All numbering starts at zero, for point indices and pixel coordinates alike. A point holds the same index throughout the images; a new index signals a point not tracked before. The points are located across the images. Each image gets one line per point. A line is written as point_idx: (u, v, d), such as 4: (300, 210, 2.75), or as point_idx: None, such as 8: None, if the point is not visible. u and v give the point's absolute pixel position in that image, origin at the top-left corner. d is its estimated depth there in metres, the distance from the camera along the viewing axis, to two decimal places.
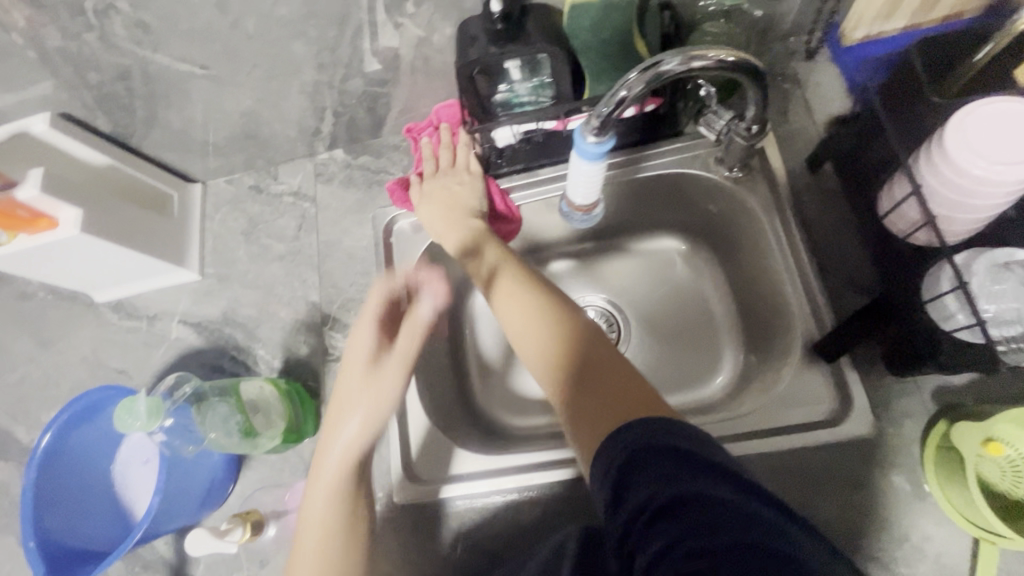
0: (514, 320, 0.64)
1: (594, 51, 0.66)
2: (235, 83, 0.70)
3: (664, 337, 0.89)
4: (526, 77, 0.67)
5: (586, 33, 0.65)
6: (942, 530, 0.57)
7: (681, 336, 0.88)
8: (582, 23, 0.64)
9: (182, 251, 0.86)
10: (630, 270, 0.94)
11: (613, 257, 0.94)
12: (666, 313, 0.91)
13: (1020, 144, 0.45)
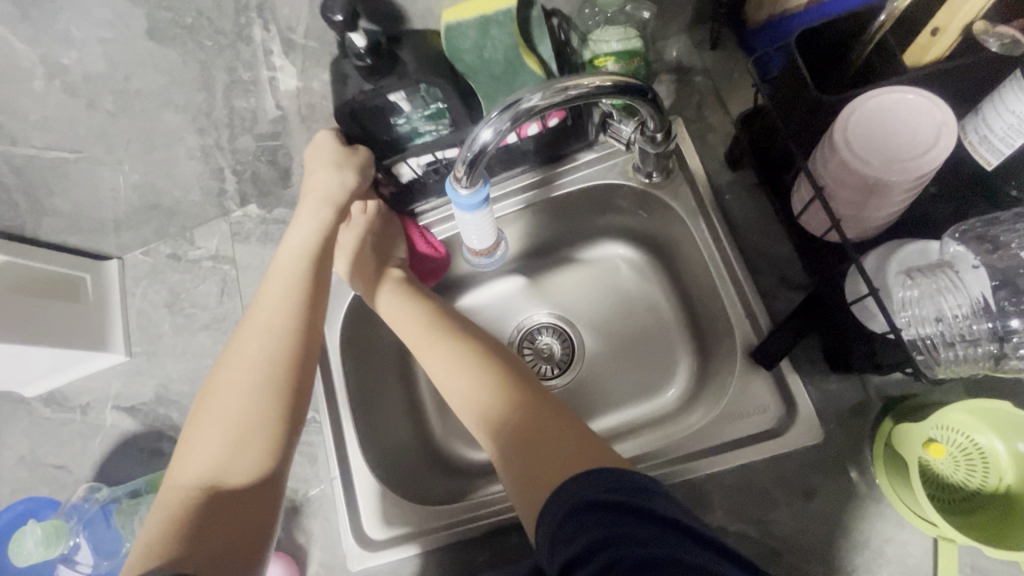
0: (447, 372, 0.60)
1: (483, 73, 0.58)
2: (114, 160, 0.66)
3: (616, 348, 0.86)
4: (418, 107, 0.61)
5: (468, 55, 0.56)
6: (901, 531, 0.55)
7: (634, 344, 0.85)
8: (461, 45, 0.55)
9: (103, 335, 0.82)
10: (574, 282, 0.90)
11: (556, 272, 0.90)
12: (616, 322, 0.87)
13: (913, 137, 0.42)
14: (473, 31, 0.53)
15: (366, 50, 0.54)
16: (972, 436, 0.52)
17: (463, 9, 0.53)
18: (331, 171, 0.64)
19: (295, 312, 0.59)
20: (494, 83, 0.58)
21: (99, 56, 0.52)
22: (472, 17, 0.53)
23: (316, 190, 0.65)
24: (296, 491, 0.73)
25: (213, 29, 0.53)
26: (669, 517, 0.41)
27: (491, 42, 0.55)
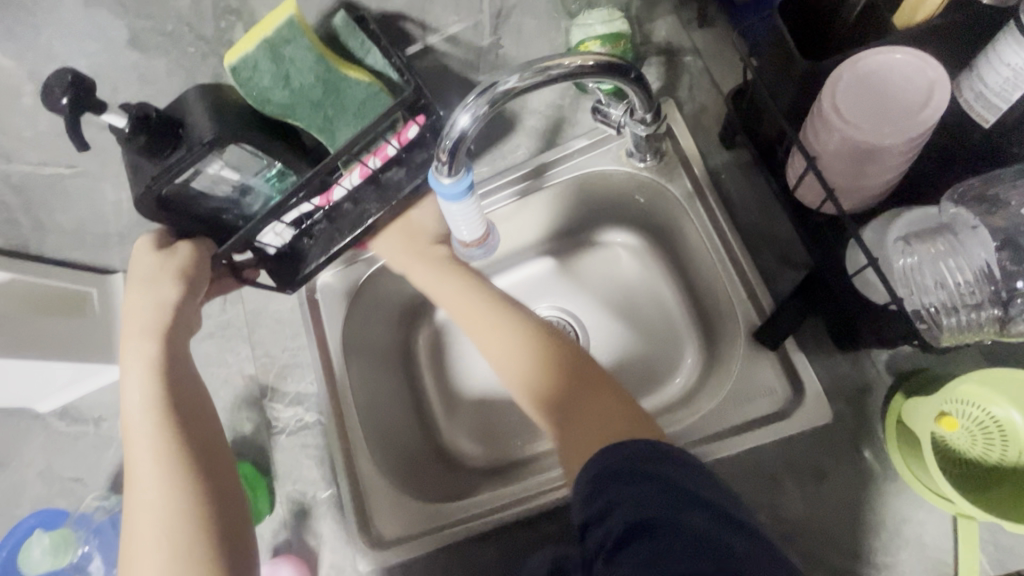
0: (490, 341, 0.60)
1: (302, 103, 0.54)
2: (110, 174, 0.67)
3: (644, 331, 0.83)
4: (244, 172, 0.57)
5: (276, 89, 0.52)
6: (918, 510, 0.53)
7: (649, 331, 0.83)
8: (263, 82, 0.51)
9: (111, 348, 0.83)
10: (603, 263, 0.86)
11: (581, 253, 0.87)
12: (644, 304, 0.84)
13: (905, 98, 0.40)
14: (264, 60, 0.50)
15: (134, 130, 0.49)
16: (989, 409, 0.50)
17: (246, 42, 0.50)
18: (147, 288, 0.59)
19: (173, 442, 0.53)
20: (321, 110, 0.55)
21: (84, 70, 0.53)
22: (256, 45, 0.49)
23: (135, 318, 0.59)
24: (305, 494, 0.73)
25: (195, 36, 0.53)
26: (716, 504, 0.40)
27: (292, 63, 0.51)
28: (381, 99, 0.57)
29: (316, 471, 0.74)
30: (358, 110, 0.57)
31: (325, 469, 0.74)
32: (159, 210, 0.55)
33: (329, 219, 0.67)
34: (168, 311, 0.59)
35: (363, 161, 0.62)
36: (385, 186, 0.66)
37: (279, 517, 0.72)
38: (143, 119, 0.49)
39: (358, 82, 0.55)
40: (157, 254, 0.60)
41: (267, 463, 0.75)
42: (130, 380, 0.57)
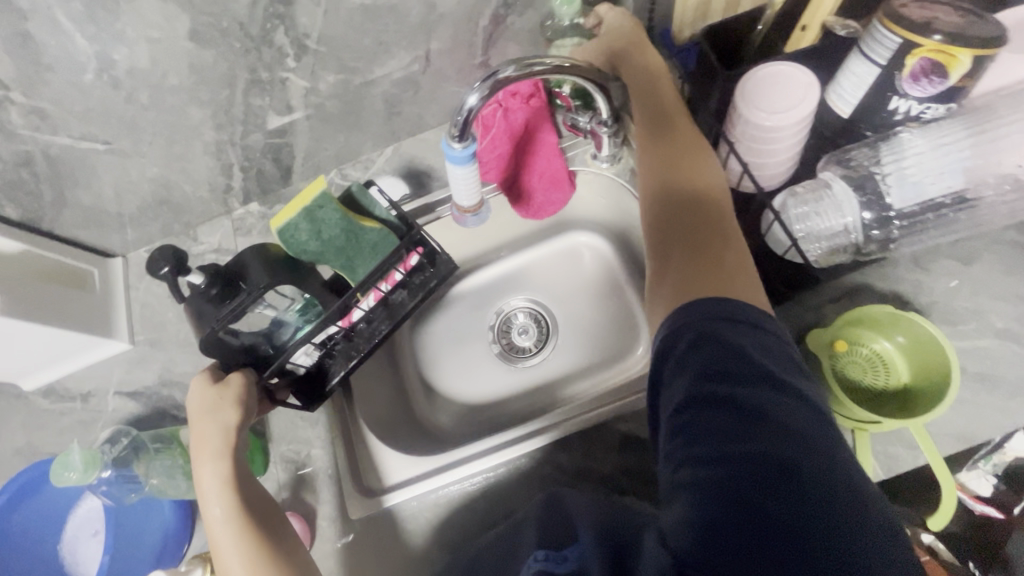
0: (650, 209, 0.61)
1: (330, 250, 0.66)
2: (138, 153, 0.75)
3: (627, 311, 0.99)
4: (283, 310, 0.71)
5: (311, 242, 0.64)
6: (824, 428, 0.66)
7: (620, 313, 0.99)
8: (299, 238, 0.63)
9: (108, 324, 0.87)
10: (597, 252, 1.02)
11: (581, 232, 1.03)
12: (634, 283, 0.99)
13: (789, 96, 0.57)
14: (303, 225, 0.62)
15: (209, 281, 0.65)
16: (872, 345, 0.65)
17: (287, 211, 0.62)
18: (211, 417, 0.65)
19: (255, 546, 0.59)
20: (344, 253, 0.67)
21: (144, 54, 0.62)
22: (297, 214, 0.62)
23: (205, 441, 0.64)
24: (298, 453, 0.79)
25: (243, 34, 0.64)
26: (739, 397, 0.44)
27: (324, 223, 0.64)
28: (392, 242, 0.71)
29: (310, 431, 0.80)
30: (372, 248, 0.70)
31: (318, 430, 0.80)
32: (217, 343, 0.66)
33: (347, 339, 0.77)
34: (230, 434, 0.64)
35: (376, 288, 0.75)
36: (392, 306, 0.79)
37: (273, 476, 0.77)
38: (213, 271, 0.65)
39: (374, 230, 0.69)
40: (212, 389, 0.67)
41: (263, 426, 0.80)
42: (206, 495, 0.62)
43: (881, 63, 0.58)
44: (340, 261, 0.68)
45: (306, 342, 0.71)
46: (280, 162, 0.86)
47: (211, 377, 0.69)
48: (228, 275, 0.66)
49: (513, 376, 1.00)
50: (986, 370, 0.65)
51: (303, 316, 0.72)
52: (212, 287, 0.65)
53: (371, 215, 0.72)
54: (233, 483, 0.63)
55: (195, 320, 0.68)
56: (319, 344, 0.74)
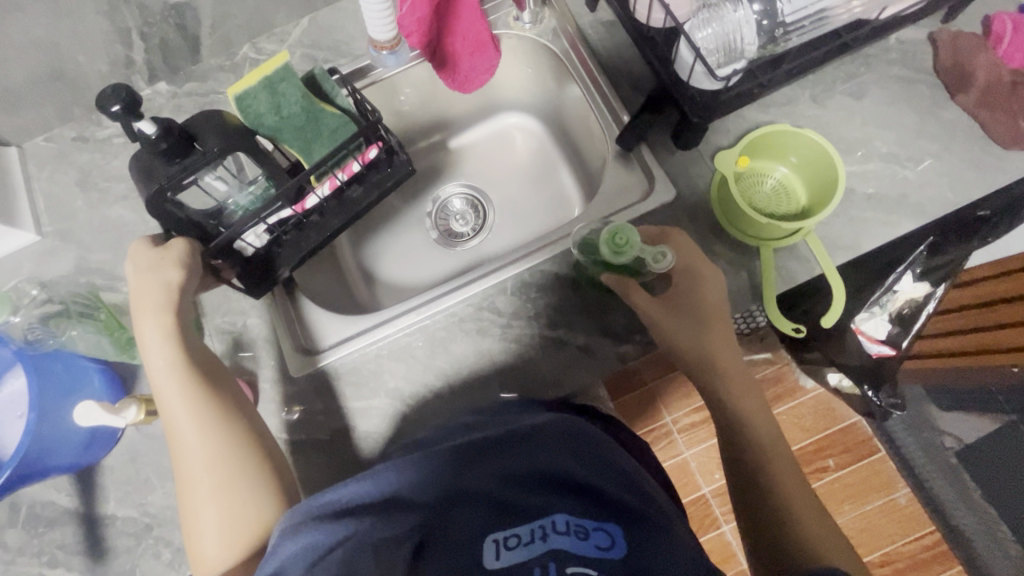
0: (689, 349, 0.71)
1: (289, 128, 0.62)
2: (18, 7, 0.69)
3: (561, 190, 1.01)
4: (237, 186, 0.63)
5: (269, 116, 0.60)
6: (737, 251, 0.71)
7: (555, 193, 1.01)
8: (256, 108, 0.59)
9: (10, 212, 0.81)
10: (529, 134, 1.04)
11: (514, 113, 1.03)
12: (566, 161, 1.01)
13: None
14: (263, 94, 0.58)
15: (161, 137, 0.55)
16: (773, 175, 0.72)
17: (247, 78, 0.58)
18: (150, 275, 0.59)
19: (205, 416, 0.56)
20: (303, 133, 0.64)
21: None
22: (257, 80, 0.58)
23: (147, 298, 0.59)
24: (234, 325, 0.77)
25: None
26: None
27: (284, 98, 0.60)
28: (351, 129, 0.67)
29: (243, 303, 0.78)
30: (332, 135, 0.66)
31: (254, 303, 0.78)
32: (160, 208, 0.58)
33: (296, 228, 0.71)
34: (172, 293, 0.59)
35: (332, 175, 0.69)
36: (347, 201, 0.73)
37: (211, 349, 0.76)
38: (168, 129, 0.55)
39: (333, 115, 0.65)
40: (153, 249, 0.61)
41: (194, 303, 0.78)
42: (149, 350, 0.58)
43: None
44: (296, 141, 0.64)
45: (257, 222, 0.65)
46: (185, 30, 0.81)
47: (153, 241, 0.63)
48: (181, 133, 0.57)
49: (450, 260, 1.01)
50: (872, 190, 0.72)
51: (252, 195, 0.64)
52: (162, 141, 0.55)
53: (333, 103, 0.67)
54: (179, 341, 0.59)
55: (137, 175, 0.58)
56: (271, 227, 0.68)
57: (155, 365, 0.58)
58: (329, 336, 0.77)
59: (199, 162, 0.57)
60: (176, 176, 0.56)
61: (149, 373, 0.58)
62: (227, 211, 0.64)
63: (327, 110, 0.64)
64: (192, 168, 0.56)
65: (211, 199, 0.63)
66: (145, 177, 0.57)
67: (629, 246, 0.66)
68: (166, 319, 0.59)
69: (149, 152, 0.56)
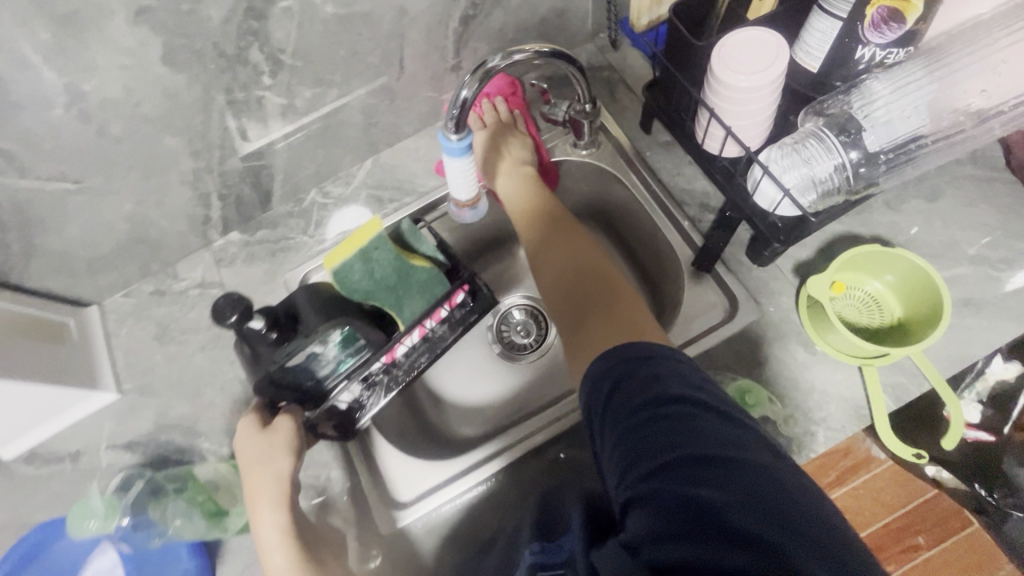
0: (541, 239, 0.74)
1: (382, 290, 0.64)
2: (111, 190, 0.72)
3: None
4: (331, 348, 0.64)
5: (363, 282, 0.63)
6: (835, 371, 0.69)
7: None
8: (352, 276, 0.62)
9: (92, 374, 0.82)
10: None
11: None
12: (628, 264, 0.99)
13: (762, 56, 0.57)
14: (358, 265, 0.61)
15: (269, 326, 0.59)
16: (866, 287, 0.69)
17: (342, 251, 0.61)
18: (264, 466, 0.61)
19: None
20: (394, 292, 0.65)
21: (115, 81, 0.60)
22: (353, 254, 0.61)
23: (261, 489, 0.60)
24: (318, 478, 0.76)
25: (217, 53, 0.62)
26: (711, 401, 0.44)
27: (378, 263, 0.63)
28: (440, 281, 0.69)
29: (326, 453, 0.76)
30: (421, 289, 0.68)
31: (335, 452, 0.77)
32: (271, 386, 0.62)
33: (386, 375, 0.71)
34: (286, 483, 0.60)
35: (422, 324, 0.69)
36: (433, 340, 0.72)
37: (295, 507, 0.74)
38: (275, 317, 0.59)
39: (423, 269, 0.67)
40: (263, 433, 0.62)
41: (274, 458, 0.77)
42: (265, 543, 0.59)
43: (841, 16, 0.53)
44: (388, 299, 0.65)
45: (352, 380, 0.67)
46: (259, 186, 0.85)
47: (259, 418, 0.64)
48: (284, 313, 0.61)
49: (513, 376, 0.99)
50: (967, 294, 0.70)
51: (346, 354, 0.65)
52: (271, 329, 0.59)
53: (420, 252, 0.69)
54: (294, 532, 0.60)
55: (242, 357, 0.62)
56: (363, 381, 0.68)
57: (271, 559, 0.59)
58: (406, 491, 0.73)
59: (303, 344, 0.60)
60: (281, 355, 0.60)
61: (271, 574, 0.58)
62: (325, 375, 0.66)
63: (415, 266, 0.66)
64: (297, 351, 0.60)
65: (310, 364, 0.64)
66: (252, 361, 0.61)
67: (757, 407, 0.67)
68: (279, 510, 0.60)
69: (258, 340, 0.59)
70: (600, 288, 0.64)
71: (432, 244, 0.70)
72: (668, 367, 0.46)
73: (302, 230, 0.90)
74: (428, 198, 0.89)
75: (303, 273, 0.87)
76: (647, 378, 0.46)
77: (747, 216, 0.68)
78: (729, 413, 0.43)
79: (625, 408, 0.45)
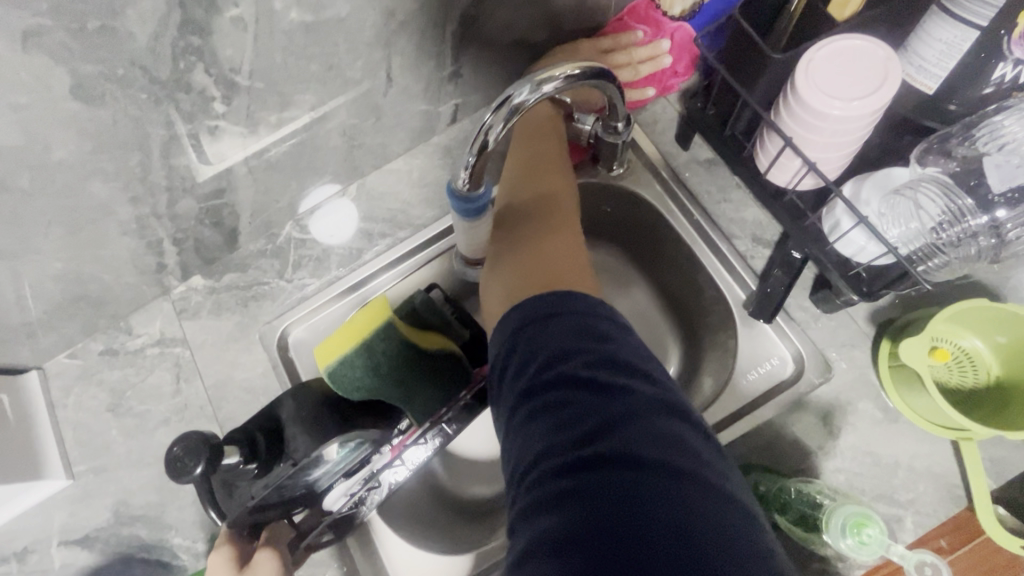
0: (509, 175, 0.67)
1: (389, 385, 0.56)
2: (32, 250, 0.58)
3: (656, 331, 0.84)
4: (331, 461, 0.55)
5: (365, 379, 0.55)
6: (922, 443, 0.58)
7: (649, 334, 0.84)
8: (352, 371, 0.55)
9: (34, 461, 0.69)
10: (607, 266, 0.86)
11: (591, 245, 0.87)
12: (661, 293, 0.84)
13: (863, 73, 0.45)
14: (360, 358, 0.55)
15: (246, 460, 0.50)
16: (961, 343, 0.57)
17: (341, 343, 0.56)
18: None
19: None
20: (405, 386, 0.57)
21: (12, 126, 0.44)
22: (354, 346, 0.55)
23: None
24: None
25: (149, 80, 0.47)
26: (598, 378, 0.42)
27: (383, 356, 0.56)
28: (459, 363, 0.61)
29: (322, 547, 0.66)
30: (436, 376, 0.59)
31: None
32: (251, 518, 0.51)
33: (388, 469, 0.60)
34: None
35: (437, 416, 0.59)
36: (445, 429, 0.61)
37: None
38: (251, 447, 0.50)
39: (439, 354, 0.59)
40: None
41: None
42: None
43: (981, 25, 0.40)
44: (396, 393, 0.57)
45: (354, 486, 0.57)
46: (222, 225, 0.70)
47: (232, 556, 0.52)
48: (266, 438, 0.52)
49: None
50: None
51: (347, 460, 0.56)
52: (251, 460, 0.50)
53: (435, 327, 0.62)
54: None
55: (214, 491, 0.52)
56: (364, 484, 0.57)
57: None
58: None
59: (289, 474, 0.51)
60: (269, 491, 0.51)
61: None
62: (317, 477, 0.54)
63: (429, 351, 0.59)
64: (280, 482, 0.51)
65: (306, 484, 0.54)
66: (231, 496, 0.52)
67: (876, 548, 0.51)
68: None
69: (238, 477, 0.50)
70: (531, 219, 0.60)
71: (445, 315, 0.63)
72: (557, 339, 0.45)
73: (278, 273, 0.76)
74: (428, 232, 0.77)
75: (283, 326, 0.74)
76: (530, 356, 0.45)
77: (824, 265, 0.55)
78: (613, 388, 0.42)
79: (512, 393, 0.45)
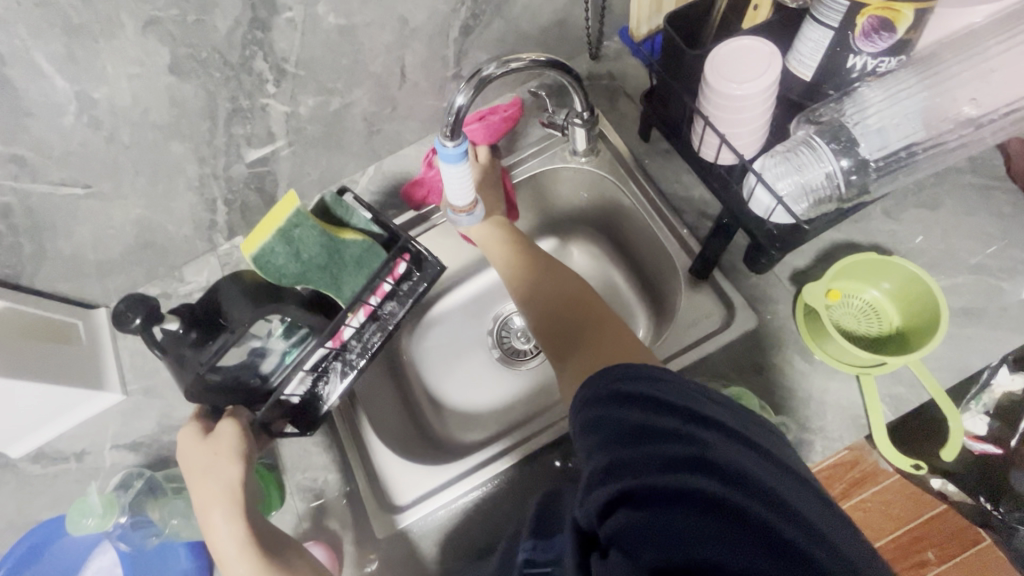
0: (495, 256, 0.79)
1: (312, 269, 0.67)
2: (121, 196, 0.74)
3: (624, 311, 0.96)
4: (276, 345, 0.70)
5: (290, 265, 0.65)
6: (833, 381, 0.68)
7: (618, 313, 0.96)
8: (276, 260, 0.64)
9: (98, 376, 0.84)
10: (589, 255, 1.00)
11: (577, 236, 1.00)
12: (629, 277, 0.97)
13: (752, 64, 0.58)
14: (279, 246, 0.64)
15: (187, 324, 0.64)
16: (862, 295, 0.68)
17: (261, 236, 0.64)
18: (211, 471, 0.61)
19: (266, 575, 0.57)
20: (326, 271, 0.68)
21: (125, 90, 0.62)
22: (271, 235, 0.63)
23: (208, 496, 0.60)
24: (315, 481, 0.77)
25: (222, 62, 0.64)
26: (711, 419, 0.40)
27: (300, 243, 0.66)
28: (377, 253, 0.73)
29: (324, 456, 0.78)
30: (356, 263, 0.71)
31: (331, 454, 0.78)
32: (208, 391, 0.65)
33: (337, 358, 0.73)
34: (234, 491, 0.60)
35: (365, 302, 0.72)
36: (384, 317, 0.75)
37: (291, 509, 0.75)
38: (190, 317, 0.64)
39: (354, 242, 0.71)
40: (206, 442, 0.63)
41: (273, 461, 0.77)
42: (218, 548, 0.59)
43: (833, 26, 0.53)
44: (322, 277, 0.68)
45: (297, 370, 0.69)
46: (263, 191, 0.86)
47: (202, 430, 0.66)
48: (209, 316, 0.65)
49: (513, 380, 0.97)
50: (967, 304, 0.69)
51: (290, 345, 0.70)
52: (193, 329, 0.64)
53: (350, 224, 0.73)
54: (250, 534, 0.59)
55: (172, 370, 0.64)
56: (310, 369, 0.71)
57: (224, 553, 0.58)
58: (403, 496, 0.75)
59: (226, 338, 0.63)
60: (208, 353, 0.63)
61: None
62: (271, 369, 0.71)
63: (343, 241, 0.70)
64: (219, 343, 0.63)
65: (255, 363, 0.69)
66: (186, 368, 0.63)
67: None
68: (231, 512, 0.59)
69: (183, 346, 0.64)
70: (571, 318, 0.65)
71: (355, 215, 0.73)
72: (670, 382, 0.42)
73: None
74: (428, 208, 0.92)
75: None
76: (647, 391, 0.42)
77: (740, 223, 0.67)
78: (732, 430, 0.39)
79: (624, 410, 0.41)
